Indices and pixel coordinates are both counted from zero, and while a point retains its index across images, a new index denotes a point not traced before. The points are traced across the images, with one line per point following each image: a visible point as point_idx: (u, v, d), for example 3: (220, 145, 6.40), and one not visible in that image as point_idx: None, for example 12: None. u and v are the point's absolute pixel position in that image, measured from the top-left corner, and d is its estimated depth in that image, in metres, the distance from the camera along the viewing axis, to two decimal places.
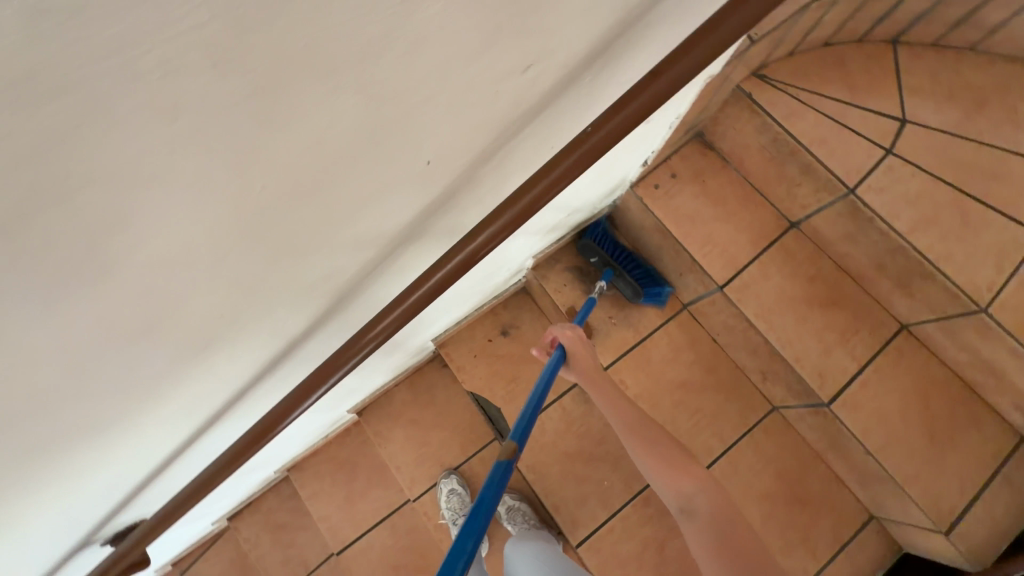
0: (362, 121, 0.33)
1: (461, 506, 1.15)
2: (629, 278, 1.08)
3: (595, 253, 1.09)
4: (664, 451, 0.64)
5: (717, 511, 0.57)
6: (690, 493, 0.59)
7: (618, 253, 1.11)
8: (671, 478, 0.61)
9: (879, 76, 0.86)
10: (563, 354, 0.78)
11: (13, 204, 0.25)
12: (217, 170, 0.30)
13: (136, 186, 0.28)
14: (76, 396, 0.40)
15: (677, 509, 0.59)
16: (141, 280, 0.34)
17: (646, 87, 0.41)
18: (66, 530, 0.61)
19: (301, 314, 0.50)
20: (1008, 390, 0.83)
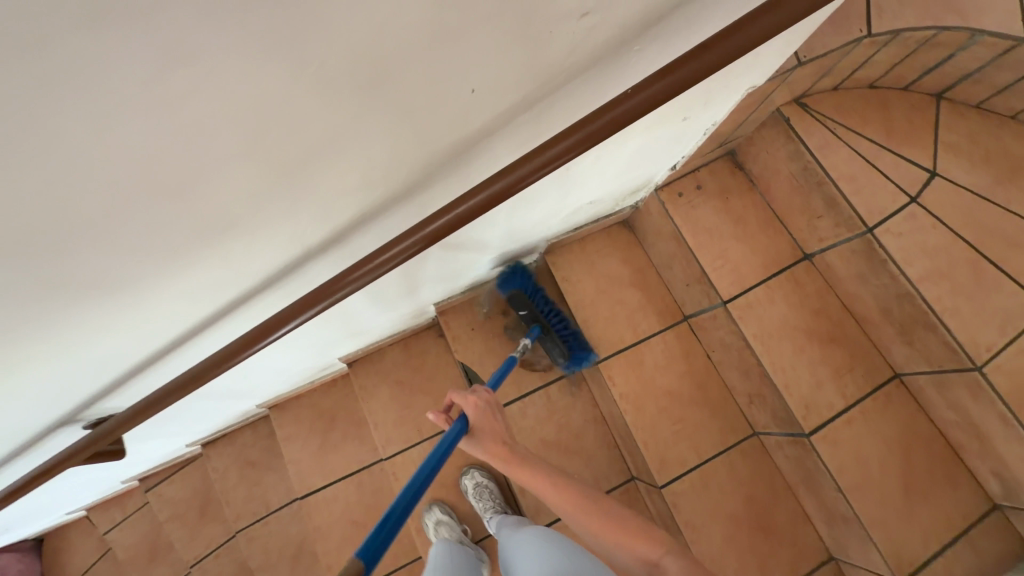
0: (428, 16, 0.35)
1: (452, 534, 1.13)
2: (557, 338, 1.04)
3: (525, 307, 1.03)
4: (618, 516, 0.64)
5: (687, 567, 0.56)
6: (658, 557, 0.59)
7: (547, 308, 1.06)
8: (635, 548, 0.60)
9: (918, 126, 0.85)
10: (464, 425, 0.77)
11: (92, 9, 0.25)
12: (285, 30, 0.31)
13: (210, 26, 0.29)
14: (106, 247, 0.42)
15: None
16: (194, 141, 0.35)
17: (694, 58, 0.45)
18: (56, 396, 0.63)
19: (321, 219, 0.52)
20: (989, 454, 0.83)
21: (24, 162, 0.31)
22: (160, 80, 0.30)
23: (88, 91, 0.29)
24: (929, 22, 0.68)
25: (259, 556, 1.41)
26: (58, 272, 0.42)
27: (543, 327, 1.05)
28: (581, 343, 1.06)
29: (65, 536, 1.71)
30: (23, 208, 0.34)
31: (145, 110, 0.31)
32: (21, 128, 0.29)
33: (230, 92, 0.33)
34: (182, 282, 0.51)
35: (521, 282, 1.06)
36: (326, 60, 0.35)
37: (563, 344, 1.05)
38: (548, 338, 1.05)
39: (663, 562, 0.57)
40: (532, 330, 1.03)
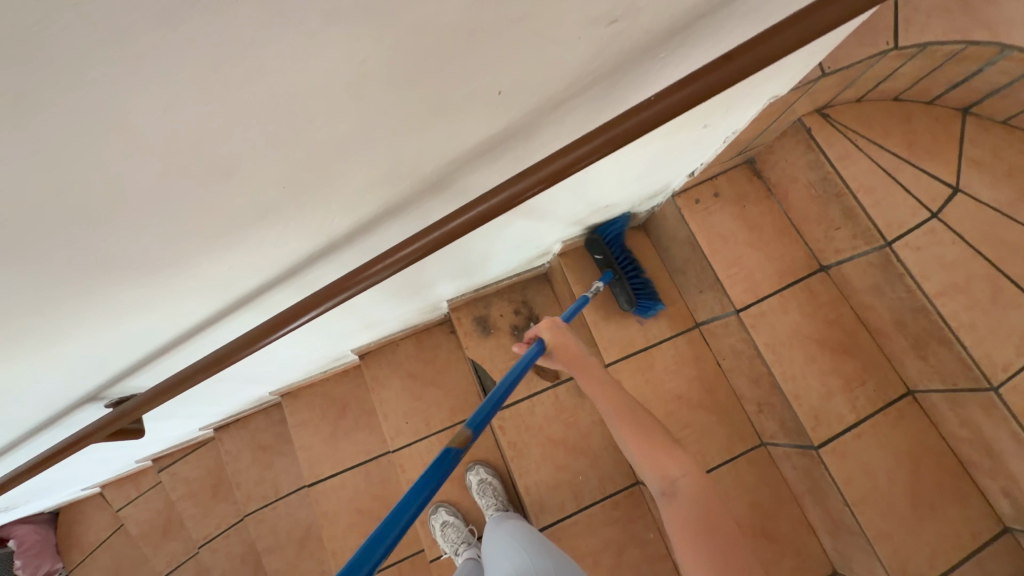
0: (464, 17, 0.37)
1: (458, 537, 1.13)
2: (627, 285, 1.07)
3: (603, 251, 1.07)
4: (649, 431, 0.70)
5: (695, 494, 0.62)
6: (672, 476, 0.65)
7: (622, 257, 1.10)
8: (655, 464, 0.66)
9: (941, 140, 0.85)
10: (541, 346, 0.84)
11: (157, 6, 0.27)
12: (330, 28, 0.33)
13: (260, 23, 0.30)
14: (144, 227, 0.43)
15: (660, 491, 0.65)
16: (233, 127, 0.37)
17: (719, 67, 0.46)
18: (88, 371, 0.65)
19: (350, 211, 0.54)
20: (1001, 473, 0.82)
21: (77, 141, 0.33)
22: (207, 68, 0.32)
23: (136, 76, 0.30)
24: (957, 36, 0.67)
25: (266, 538, 1.45)
26: (99, 250, 0.44)
27: (615, 274, 1.08)
28: (648, 295, 1.10)
29: (81, 510, 1.76)
30: (69, 184, 0.36)
31: (193, 98, 0.33)
32: (75, 107, 0.31)
33: (270, 85, 0.35)
34: (212, 265, 0.53)
35: (603, 229, 1.09)
36: (364, 57, 0.36)
37: (632, 291, 1.07)
38: (618, 285, 1.09)
39: (679, 481, 0.64)
40: (606, 273, 1.05)
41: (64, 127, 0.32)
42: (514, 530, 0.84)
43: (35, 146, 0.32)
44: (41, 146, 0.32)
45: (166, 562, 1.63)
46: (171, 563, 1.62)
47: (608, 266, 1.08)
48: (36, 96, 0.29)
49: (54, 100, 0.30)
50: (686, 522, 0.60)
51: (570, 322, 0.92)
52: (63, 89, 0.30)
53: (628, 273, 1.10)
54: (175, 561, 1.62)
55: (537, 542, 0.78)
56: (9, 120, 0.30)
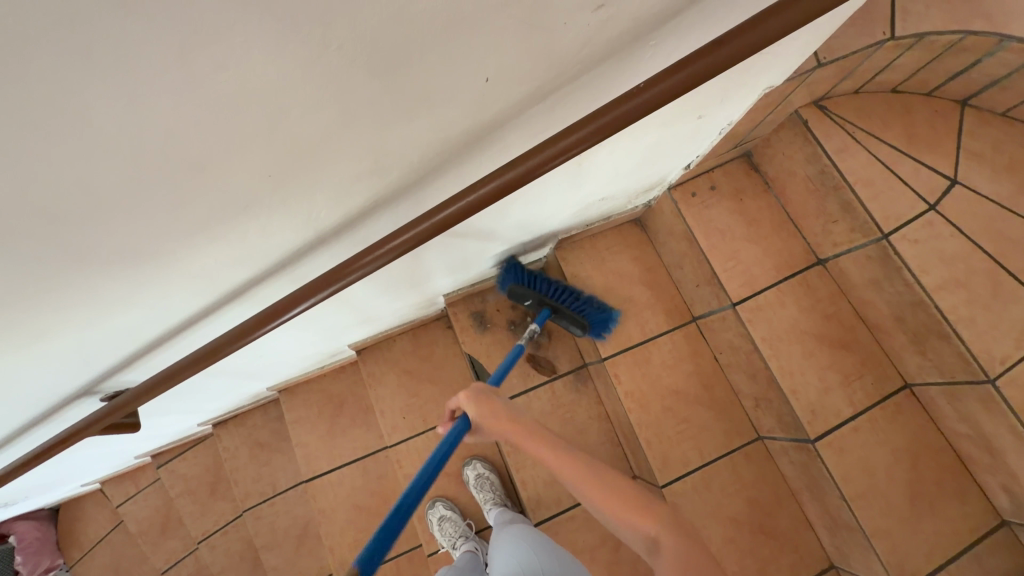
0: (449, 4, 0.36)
1: (456, 531, 1.13)
2: (569, 313, 1.04)
3: (527, 297, 1.04)
4: (611, 487, 0.66)
5: (680, 549, 0.61)
6: (653, 534, 0.63)
7: (551, 288, 1.06)
8: (629, 524, 0.64)
9: (940, 132, 0.84)
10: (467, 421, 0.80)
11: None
12: (313, 15, 0.33)
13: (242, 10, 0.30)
14: (128, 220, 0.43)
15: (645, 550, 0.63)
16: (214, 115, 0.36)
17: (709, 53, 0.46)
18: (80, 365, 0.65)
19: (339, 202, 0.53)
20: (1000, 469, 0.81)
21: (54, 132, 0.32)
22: (186, 54, 0.31)
23: (110, 63, 0.30)
24: (955, 27, 0.67)
25: (265, 534, 1.45)
26: (87, 242, 0.44)
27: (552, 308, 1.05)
28: (595, 312, 1.05)
29: (80, 507, 1.76)
30: (48, 177, 0.36)
31: (177, 89, 0.33)
32: (49, 96, 0.30)
33: (251, 72, 0.34)
34: (199, 258, 0.53)
35: (516, 277, 1.06)
36: (346, 44, 0.36)
37: (578, 316, 1.04)
38: (563, 315, 1.05)
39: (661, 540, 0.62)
40: (540, 314, 1.03)
41: (40, 116, 0.31)
42: (519, 529, 0.85)
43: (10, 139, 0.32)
44: (17, 137, 0.32)
45: (166, 559, 1.63)
46: (170, 560, 1.63)
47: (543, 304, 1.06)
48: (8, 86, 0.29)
49: (37, 93, 0.30)
50: None
51: (502, 382, 0.89)
52: (36, 78, 0.29)
53: (567, 300, 1.06)
54: (175, 557, 1.62)
55: (541, 544, 0.79)
56: None
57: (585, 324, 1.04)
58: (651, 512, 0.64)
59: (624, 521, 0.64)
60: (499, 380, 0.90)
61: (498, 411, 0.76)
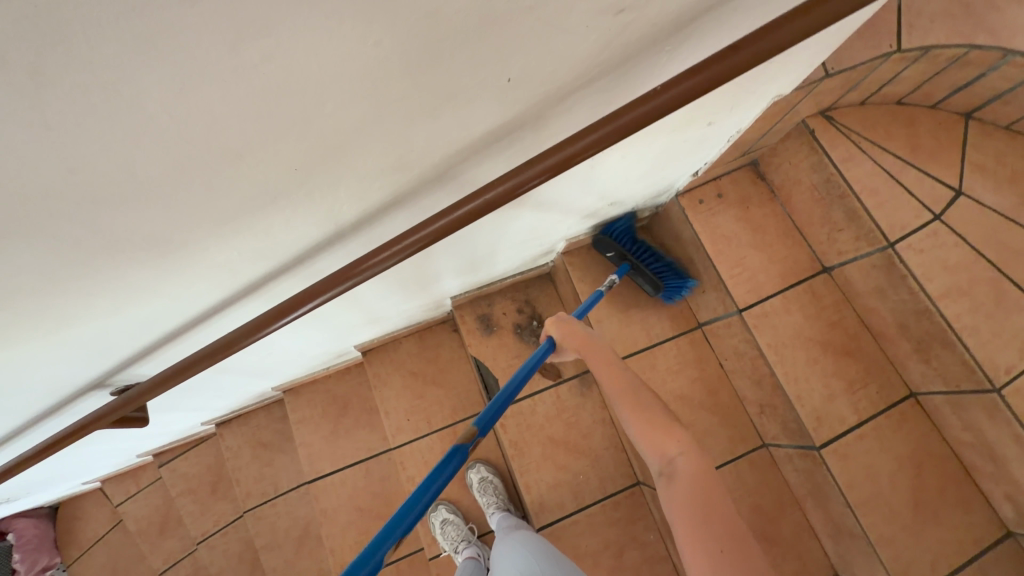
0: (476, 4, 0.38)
1: (457, 535, 1.13)
2: (648, 271, 1.08)
3: (613, 247, 1.09)
4: (650, 412, 0.66)
5: (694, 475, 0.59)
6: (672, 456, 0.62)
7: (635, 247, 1.11)
8: (652, 443, 0.63)
9: (945, 143, 0.85)
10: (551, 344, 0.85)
11: None
12: (346, 10, 0.34)
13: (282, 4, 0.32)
14: (158, 209, 0.44)
15: (658, 472, 0.62)
16: (247, 106, 0.37)
17: (726, 57, 0.47)
18: (96, 355, 0.65)
19: (360, 198, 0.55)
20: (1004, 477, 0.82)
21: (92, 117, 0.33)
22: (228, 43, 0.32)
23: (153, 51, 0.31)
24: (959, 40, 0.68)
25: (265, 535, 1.44)
26: (115, 230, 0.45)
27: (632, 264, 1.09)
28: (674, 275, 1.09)
29: (80, 505, 1.75)
30: (83, 163, 0.37)
31: (216, 78, 0.34)
32: (88, 78, 0.31)
33: (283, 64, 0.35)
34: (221, 250, 0.54)
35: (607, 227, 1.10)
36: (379, 40, 0.37)
37: (655, 276, 1.08)
38: (639, 273, 1.09)
39: (678, 465, 0.60)
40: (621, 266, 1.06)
41: (81, 101, 0.32)
42: (527, 536, 0.85)
43: (51, 123, 0.33)
44: (58, 122, 0.33)
45: (165, 558, 1.62)
46: (169, 560, 1.62)
47: (623, 259, 1.10)
48: (54, 70, 0.30)
49: (78, 77, 0.31)
50: (682, 504, 0.57)
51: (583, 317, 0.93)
52: (80, 62, 0.30)
53: (647, 260, 1.11)
54: (173, 558, 1.62)
55: (550, 551, 0.79)
56: (28, 93, 0.31)
57: (661, 284, 1.08)
58: (680, 441, 0.63)
59: (646, 442, 0.64)
60: (582, 314, 0.94)
61: (578, 334, 0.83)
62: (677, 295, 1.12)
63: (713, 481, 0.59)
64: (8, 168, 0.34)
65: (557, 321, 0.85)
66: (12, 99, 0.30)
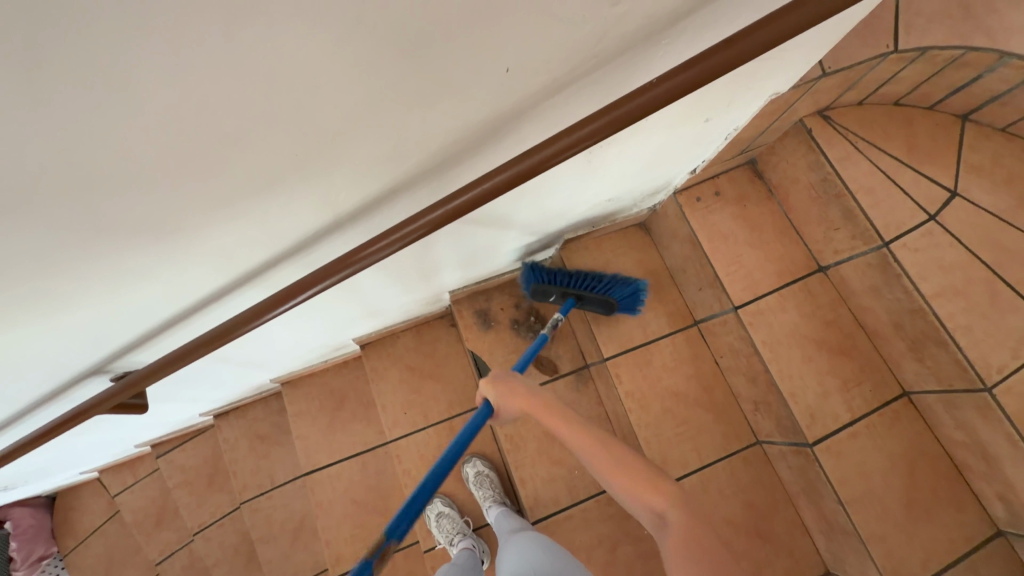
0: None
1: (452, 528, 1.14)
2: (596, 297, 1.05)
3: (551, 293, 1.05)
4: (628, 463, 0.63)
5: (686, 521, 0.56)
6: (661, 507, 0.59)
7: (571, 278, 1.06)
8: (638, 497, 0.60)
9: (941, 145, 0.86)
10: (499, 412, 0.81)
11: None
12: None
13: None
14: (159, 193, 0.45)
15: (654, 525, 0.59)
16: (245, 90, 0.38)
17: (722, 50, 0.47)
18: (95, 340, 0.66)
19: (358, 187, 0.55)
20: (996, 477, 0.82)
21: (91, 97, 0.34)
22: (228, 25, 0.33)
23: (157, 30, 0.31)
24: (958, 42, 0.68)
25: (261, 527, 1.45)
26: (116, 213, 0.45)
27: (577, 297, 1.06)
28: (622, 288, 1.06)
29: (76, 496, 1.76)
30: (85, 145, 0.37)
31: (217, 59, 0.35)
32: (92, 58, 0.32)
33: (283, 48, 0.36)
34: (220, 236, 0.54)
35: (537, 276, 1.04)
36: (376, 25, 0.38)
37: (603, 298, 1.05)
38: (589, 301, 1.07)
39: (670, 517, 0.58)
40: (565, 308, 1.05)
41: (79, 80, 0.33)
42: (530, 534, 0.86)
43: (49, 102, 0.33)
44: (57, 101, 0.33)
45: (160, 549, 1.63)
46: (165, 551, 1.63)
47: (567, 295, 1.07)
48: (51, 48, 0.30)
49: (83, 56, 0.31)
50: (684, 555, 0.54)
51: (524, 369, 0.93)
52: (79, 40, 0.31)
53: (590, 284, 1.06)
54: (169, 549, 1.62)
55: (550, 548, 0.80)
56: (27, 71, 0.31)
57: (614, 304, 1.06)
58: (661, 488, 0.60)
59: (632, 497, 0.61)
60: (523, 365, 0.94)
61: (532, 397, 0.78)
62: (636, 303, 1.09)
63: (705, 525, 0.56)
64: (9, 147, 0.35)
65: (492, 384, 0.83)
66: (19, 75, 0.31)
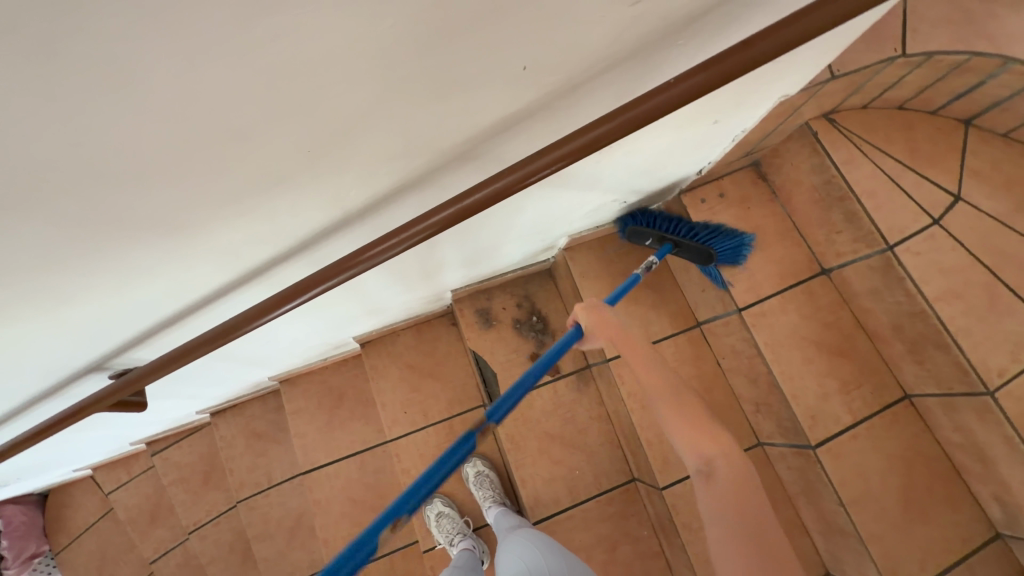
0: None
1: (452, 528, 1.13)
2: (693, 244, 1.02)
3: (648, 234, 1.04)
4: (690, 410, 0.61)
5: (737, 480, 0.55)
6: (712, 457, 0.57)
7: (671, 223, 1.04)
8: (690, 444, 0.58)
9: (943, 149, 0.86)
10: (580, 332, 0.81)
11: None
12: None
13: None
14: (167, 188, 0.44)
15: (695, 470, 0.57)
16: (259, 84, 0.37)
17: (737, 53, 0.47)
18: (96, 336, 0.65)
19: (367, 185, 0.55)
20: (993, 479, 0.83)
21: (103, 89, 0.33)
22: (247, 18, 0.33)
23: (169, 23, 0.31)
24: (960, 48, 0.69)
25: (257, 525, 1.44)
26: (122, 209, 0.45)
27: (673, 243, 1.04)
28: (724, 240, 1.00)
29: (69, 493, 1.74)
30: (92, 139, 0.36)
31: (230, 53, 0.34)
32: (102, 49, 0.31)
33: (297, 42, 0.35)
34: (226, 232, 0.54)
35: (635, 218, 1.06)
36: (394, 21, 0.37)
37: (700, 245, 1.01)
38: (685, 250, 1.04)
39: (718, 469, 0.56)
40: (660, 251, 1.02)
41: (92, 71, 0.32)
42: (530, 534, 0.85)
43: (59, 93, 0.33)
44: (66, 93, 0.33)
45: (155, 547, 1.62)
46: (159, 549, 1.61)
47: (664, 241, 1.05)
48: (63, 38, 0.30)
49: (93, 48, 0.31)
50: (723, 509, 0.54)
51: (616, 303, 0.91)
52: (94, 32, 0.30)
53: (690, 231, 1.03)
54: (163, 547, 1.61)
55: (551, 548, 0.79)
56: (38, 60, 0.30)
57: (712, 254, 1.01)
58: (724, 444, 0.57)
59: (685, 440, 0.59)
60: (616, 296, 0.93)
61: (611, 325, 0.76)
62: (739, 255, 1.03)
63: (757, 489, 0.55)
64: (17, 138, 0.34)
65: (585, 309, 0.77)
66: (25, 66, 0.30)
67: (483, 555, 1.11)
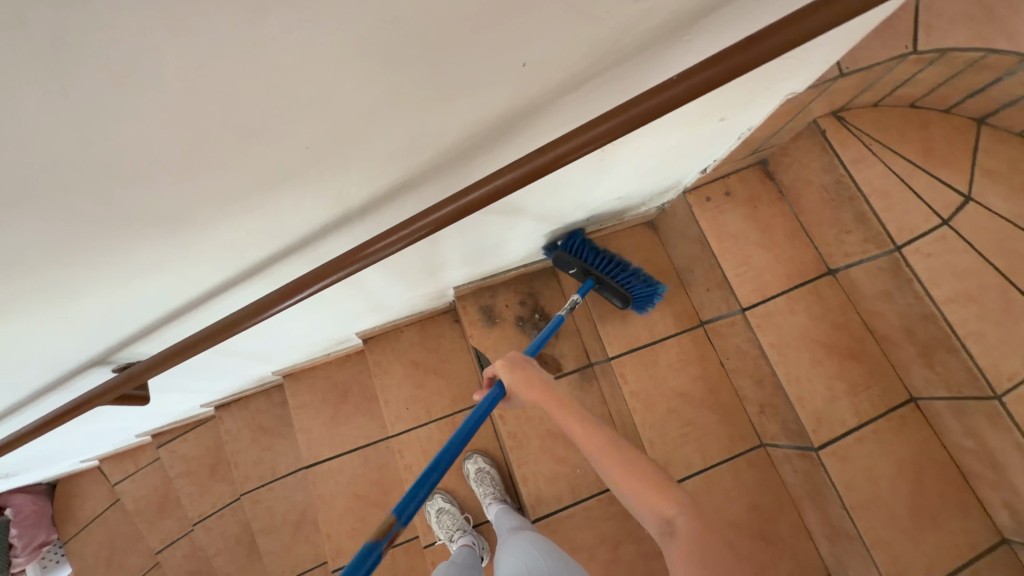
0: None
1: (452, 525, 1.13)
2: (615, 286, 1.04)
3: (574, 266, 1.03)
4: (634, 468, 0.60)
5: (698, 529, 0.54)
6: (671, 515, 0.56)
7: (597, 259, 1.04)
8: (647, 504, 0.58)
9: (955, 150, 0.84)
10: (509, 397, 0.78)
11: None
12: None
13: None
14: (170, 186, 0.44)
15: (660, 532, 0.56)
16: (263, 83, 0.37)
17: (745, 48, 0.46)
18: (100, 331, 0.65)
19: (371, 183, 0.55)
20: (1003, 485, 0.82)
21: (108, 87, 0.33)
22: (253, 14, 0.32)
23: (177, 19, 0.31)
24: (979, 44, 0.67)
25: (262, 518, 1.45)
26: (127, 205, 0.44)
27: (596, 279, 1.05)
28: (642, 286, 1.05)
29: (78, 483, 1.76)
30: (98, 137, 0.36)
31: (235, 50, 0.34)
32: (112, 47, 0.31)
33: (304, 37, 0.35)
34: (229, 229, 0.53)
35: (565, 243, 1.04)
36: (399, 16, 0.37)
37: (622, 289, 1.04)
38: (605, 287, 1.06)
39: (676, 524, 0.55)
40: (583, 286, 1.03)
41: (98, 69, 0.32)
42: (526, 534, 0.85)
43: (68, 91, 0.32)
44: (74, 91, 0.33)
45: (161, 538, 1.63)
46: (165, 540, 1.63)
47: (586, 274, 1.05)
48: (71, 37, 0.30)
49: (98, 46, 0.30)
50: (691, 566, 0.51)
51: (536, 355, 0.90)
52: (100, 29, 0.30)
53: (613, 271, 1.05)
54: (170, 538, 1.63)
55: (546, 553, 0.78)
56: (46, 57, 0.30)
57: (628, 297, 1.05)
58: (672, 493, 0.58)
59: (638, 499, 0.59)
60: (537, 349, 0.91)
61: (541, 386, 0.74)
62: (648, 303, 1.09)
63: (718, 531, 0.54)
64: (24, 136, 0.34)
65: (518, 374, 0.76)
66: (31, 62, 0.30)
67: (483, 552, 1.11)
